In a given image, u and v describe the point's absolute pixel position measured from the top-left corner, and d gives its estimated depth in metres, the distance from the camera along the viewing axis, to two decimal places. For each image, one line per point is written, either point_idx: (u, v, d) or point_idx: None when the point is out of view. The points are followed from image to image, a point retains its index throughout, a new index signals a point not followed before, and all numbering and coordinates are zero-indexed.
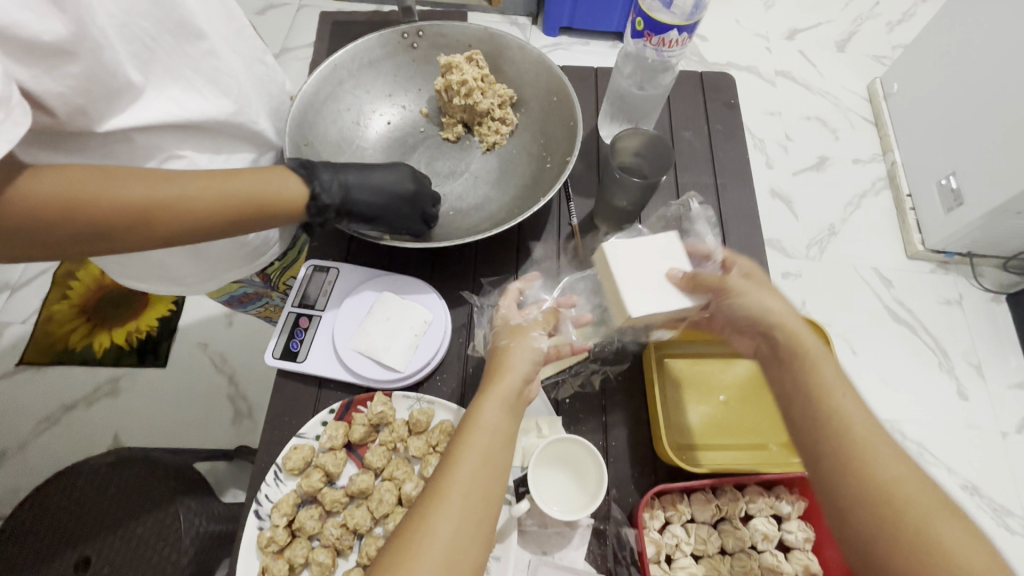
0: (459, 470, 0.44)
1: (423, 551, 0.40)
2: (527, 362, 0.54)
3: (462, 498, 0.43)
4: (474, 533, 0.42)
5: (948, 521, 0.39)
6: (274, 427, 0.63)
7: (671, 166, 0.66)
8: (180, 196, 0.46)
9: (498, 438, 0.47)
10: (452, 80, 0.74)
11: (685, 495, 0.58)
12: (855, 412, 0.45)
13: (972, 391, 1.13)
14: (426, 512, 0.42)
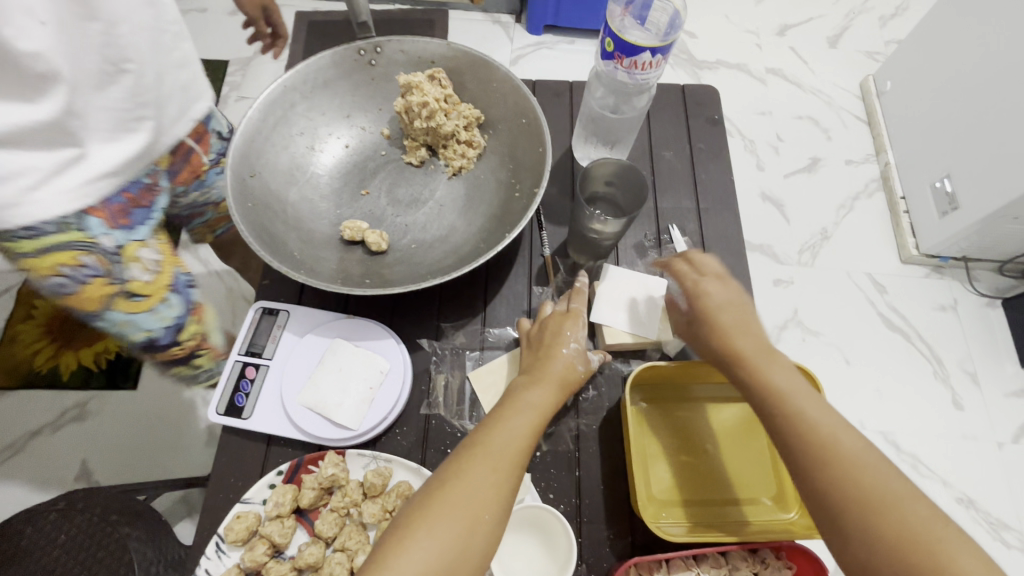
0: (507, 429, 0.49)
1: (469, 491, 0.45)
2: (575, 362, 0.56)
3: (507, 452, 0.47)
4: (514, 485, 0.47)
5: (951, 535, 0.40)
6: (216, 488, 0.57)
7: (647, 197, 0.62)
8: None
9: (544, 412, 0.51)
10: (412, 101, 0.68)
11: (662, 562, 0.53)
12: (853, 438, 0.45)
13: (967, 400, 1.09)
14: (472, 459, 0.47)
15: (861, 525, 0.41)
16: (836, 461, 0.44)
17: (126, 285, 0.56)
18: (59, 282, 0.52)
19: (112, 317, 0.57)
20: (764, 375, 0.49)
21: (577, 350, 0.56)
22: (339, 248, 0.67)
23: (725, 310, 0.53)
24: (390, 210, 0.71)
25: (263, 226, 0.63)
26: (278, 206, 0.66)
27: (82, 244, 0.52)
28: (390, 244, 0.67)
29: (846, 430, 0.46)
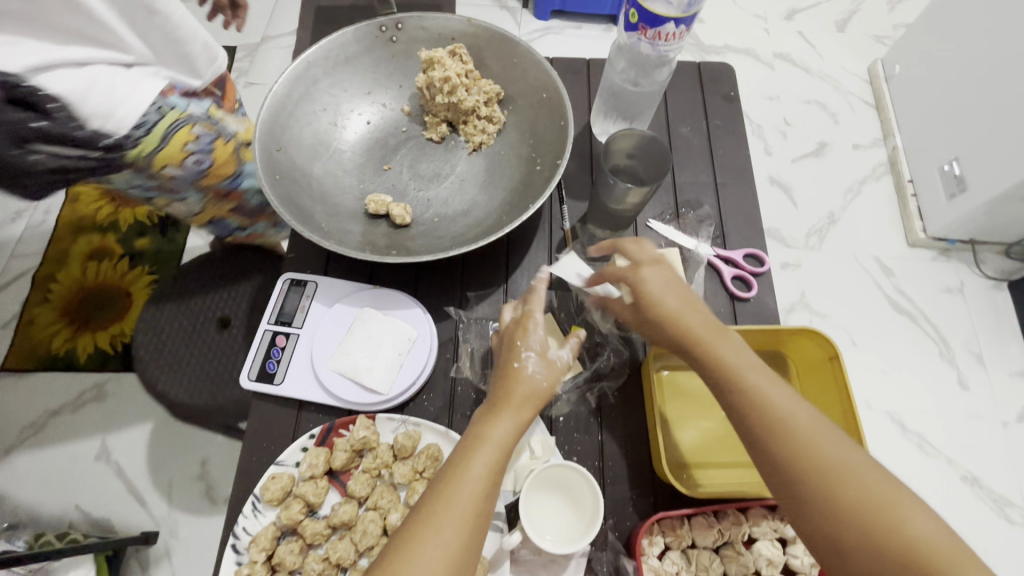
0: (463, 482, 0.45)
1: (425, 561, 0.41)
2: (539, 377, 0.52)
3: (463, 512, 0.44)
4: (476, 538, 0.44)
5: (898, 494, 0.42)
6: (250, 452, 0.59)
7: (670, 168, 0.63)
8: None
9: (504, 449, 0.48)
10: (434, 77, 0.69)
11: (685, 519, 0.55)
12: (811, 422, 0.45)
13: (972, 380, 1.10)
14: (428, 524, 0.43)
15: (826, 499, 0.42)
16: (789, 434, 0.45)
17: (234, 136, 0.72)
18: (197, 158, 0.67)
19: (247, 170, 0.75)
20: (712, 351, 0.50)
21: (540, 363, 0.52)
22: (363, 221, 0.68)
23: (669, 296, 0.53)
24: (412, 184, 0.72)
25: (290, 197, 0.64)
26: (304, 181, 0.68)
27: (183, 119, 0.64)
28: (412, 217, 0.69)
29: (800, 405, 0.47)
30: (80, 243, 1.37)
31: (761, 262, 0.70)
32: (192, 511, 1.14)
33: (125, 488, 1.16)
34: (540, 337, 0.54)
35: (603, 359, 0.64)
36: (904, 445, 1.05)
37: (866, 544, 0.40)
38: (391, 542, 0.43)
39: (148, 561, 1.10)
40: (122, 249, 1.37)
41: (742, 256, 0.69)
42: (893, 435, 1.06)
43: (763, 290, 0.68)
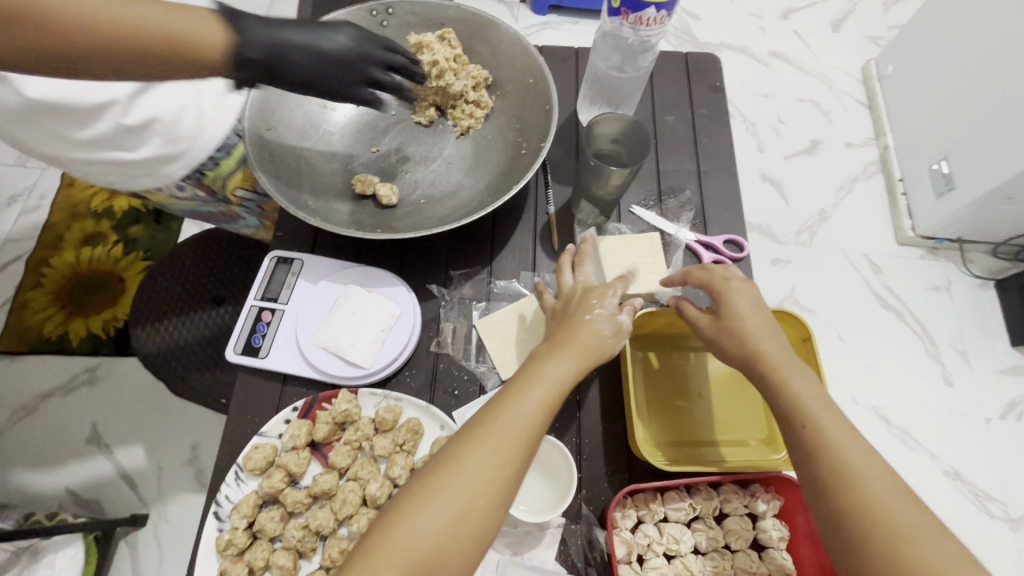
0: (516, 409, 0.45)
1: (467, 475, 0.42)
2: (605, 331, 0.51)
3: (511, 436, 0.44)
4: (522, 468, 0.44)
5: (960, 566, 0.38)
6: (234, 424, 0.60)
7: (650, 151, 0.65)
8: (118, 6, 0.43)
9: (560, 385, 0.47)
10: (422, 60, 0.70)
11: (658, 494, 0.56)
12: (879, 478, 0.42)
13: (957, 377, 1.12)
14: (474, 443, 0.43)
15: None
16: (846, 484, 0.42)
17: None
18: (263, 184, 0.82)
19: None
20: (785, 384, 0.47)
21: (608, 318, 0.52)
22: (351, 201, 0.69)
23: (761, 333, 0.50)
24: (400, 166, 0.73)
25: (278, 176, 0.66)
26: (293, 160, 0.69)
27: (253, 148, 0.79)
28: (399, 198, 0.70)
29: (871, 464, 0.43)
30: (74, 229, 1.38)
31: (741, 248, 0.71)
32: (182, 494, 1.15)
33: (116, 470, 1.17)
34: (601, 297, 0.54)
35: None
36: (888, 440, 1.06)
37: None
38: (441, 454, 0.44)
39: (137, 543, 1.11)
40: (117, 235, 1.37)
41: (722, 241, 0.70)
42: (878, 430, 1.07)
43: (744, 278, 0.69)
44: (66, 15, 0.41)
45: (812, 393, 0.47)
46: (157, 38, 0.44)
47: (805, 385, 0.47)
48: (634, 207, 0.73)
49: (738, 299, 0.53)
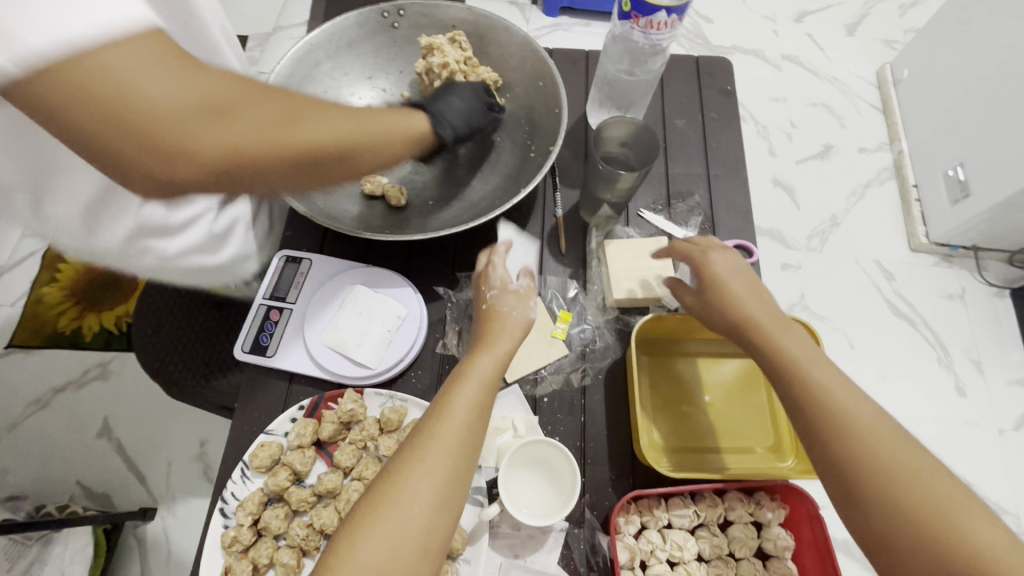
0: (450, 414, 0.47)
1: (413, 487, 0.43)
2: (510, 308, 0.58)
3: (456, 433, 0.46)
4: (464, 469, 0.46)
5: (957, 496, 0.40)
6: (242, 422, 0.61)
7: (659, 155, 0.65)
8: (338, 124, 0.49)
9: (486, 382, 0.50)
10: (433, 63, 0.71)
11: (663, 500, 0.56)
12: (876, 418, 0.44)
13: (970, 387, 1.10)
14: (413, 455, 0.44)
15: (872, 487, 0.42)
16: (844, 427, 0.44)
17: None
18: None
19: None
20: (775, 341, 0.50)
21: (506, 296, 0.60)
22: (359, 201, 0.70)
23: (736, 283, 0.54)
24: (408, 167, 0.73)
25: None
26: None
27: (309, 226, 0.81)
28: (407, 198, 0.70)
29: (831, 375, 0.47)
30: None
31: (751, 253, 0.70)
32: (189, 490, 1.16)
33: (126, 465, 1.19)
34: (501, 274, 0.62)
35: (588, 342, 0.65)
36: None
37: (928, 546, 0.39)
38: (383, 471, 0.45)
39: (146, 537, 1.12)
40: None
41: (730, 246, 0.70)
42: None
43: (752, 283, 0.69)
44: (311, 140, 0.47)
45: (798, 345, 0.49)
46: (384, 139, 0.53)
47: (788, 338, 0.50)
48: (642, 210, 0.73)
49: (732, 283, 0.54)
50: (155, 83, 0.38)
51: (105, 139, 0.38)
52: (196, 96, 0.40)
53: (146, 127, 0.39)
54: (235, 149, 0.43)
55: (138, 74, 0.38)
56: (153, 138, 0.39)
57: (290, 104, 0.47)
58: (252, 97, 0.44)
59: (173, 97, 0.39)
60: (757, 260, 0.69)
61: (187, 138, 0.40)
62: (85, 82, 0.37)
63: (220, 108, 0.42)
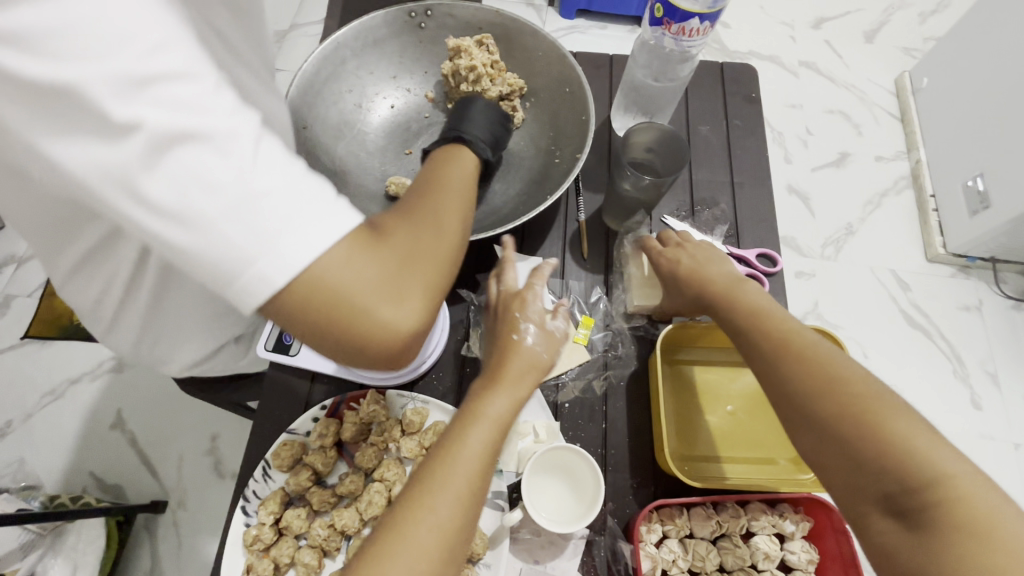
0: (460, 457, 0.44)
1: (419, 538, 0.40)
2: (539, 348, 0.53)
3: (464, 478, 0.43)
4: (472, 515, 0.43)
5: (888, 402, 0.42)
6: (264, 421, 0.61)
7: (686, 163, 0.64)
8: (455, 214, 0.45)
9: (504, 424, 0.47)
10: (460, 65, 0.71)
11: (684, 509, 0.55)
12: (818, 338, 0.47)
13: (986, 401, 1.09)
14: (419, 501, 0.42)
15: (818, 402, 0.44)
16: (790, 345, 0.47)
17: None
18: None
19: None
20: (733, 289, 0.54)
21: (540, 335, 0.54)
22: (383, 202, 0.70)
23: (687, 255, 0.60)
24: None
25: None
26: (329, 160, 0.70)
27: None
28: None
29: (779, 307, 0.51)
30: None
31: (774, 262, 0.70)
32: (199, 484, 1.17)
33: (139, 458, 1.19)
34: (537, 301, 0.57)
35: (609, 348, 0.65)
36: None
37: (856, 443, 0.41)
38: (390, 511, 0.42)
39: (156, 530, 1.13)
40: None
41: (755, 254, 0.69)
42: None
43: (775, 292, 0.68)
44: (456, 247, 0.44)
45: (760, 294, 0.53)
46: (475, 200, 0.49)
47: (757, 293, 0.53)
48: (665, 217, 0.72)
49: (683, 255, 0.60)
50: (367, 279, 0.37)
51: (348, 342, 0.38)
52: (396, 263, 0.39)
53: (384, 319, 0.38)
54: (436, 298, 0.42)
55: (361, 270, 0.37)
56: (388, 326, 0.38)
57: (439, 222, 0.43)
58: (419, 227, 0.42)
59: (388, 275, 0.38)
60: (780, 270, 0.69)
61: (397, 308, 0.38)
62: (326, 297, 0.36)
63: (410, 259, 0.40)
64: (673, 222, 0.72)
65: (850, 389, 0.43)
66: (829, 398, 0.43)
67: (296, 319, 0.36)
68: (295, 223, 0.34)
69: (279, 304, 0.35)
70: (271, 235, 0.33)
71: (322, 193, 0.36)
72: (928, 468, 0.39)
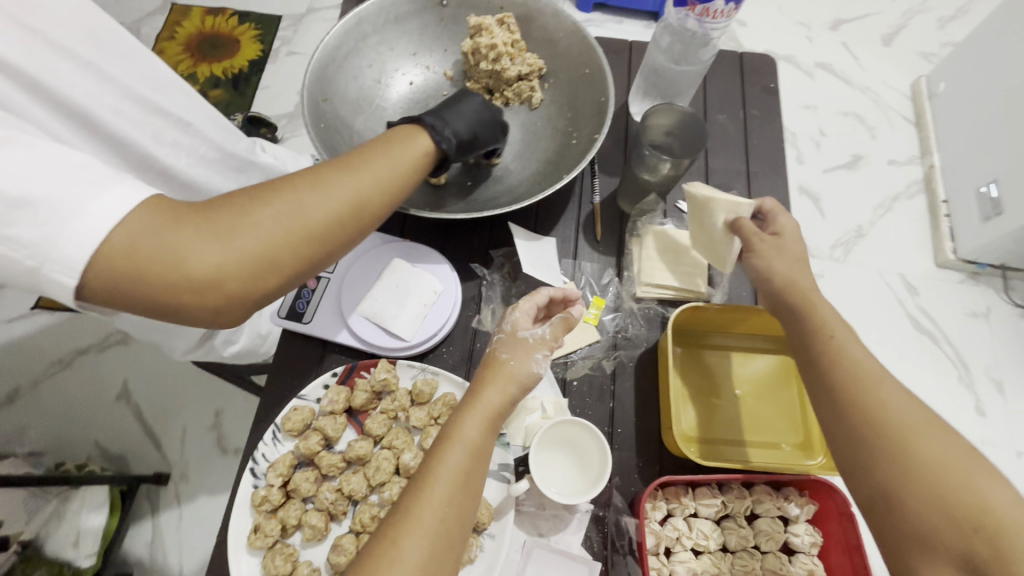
0: (430, 487, 0.42)
1: None
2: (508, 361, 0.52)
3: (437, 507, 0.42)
4: (452, 538, 0.42)
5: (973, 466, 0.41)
6: (274, 386, 0.61)
7: (704, 147, 0.65)
8: (319, 185, 0.47)
9: (471, 448, 0.45)
10: (481, 43, 0.70)
11: (690, 488, 0.56)
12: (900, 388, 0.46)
13: (990, 408, 1.08)
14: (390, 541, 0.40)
15: (887, 448, 0.43)
16: (865, 391, 0.46)
17: None
18: None
19: None
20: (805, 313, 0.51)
21: (509, 345, 0.53)
22: None
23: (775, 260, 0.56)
24: None
25: (332, 146, 0.67)
26: (346, 131, 0.71)
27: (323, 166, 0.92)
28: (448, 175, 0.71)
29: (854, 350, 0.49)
30: None
31: None
32: (202, 458, 1.18)
33: (143, 430, 1.20)
34: (517, 315, 0.55)
35: (620, 329, 0.65)
36: None
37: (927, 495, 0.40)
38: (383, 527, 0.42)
39: (158, 501, 1.14)
40: None
41: None
42: None
43: None
44: (312, 216, 0.45)
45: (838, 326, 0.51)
46: (362, 173, 0.50)
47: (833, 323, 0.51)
48: (680, 202, 0.72)
49: (783, 217, 0.59)
50: (183, 241, 0.40)
51: (169, 306, 0.40)
52: (211, 224, 0.42)
53: (183, 274, 0.40)
54: (261, 261, 0.43)
55: (165, 230, 0.40)
56: (192, 282, 0.40)
57: (289, 194, 0.45)
58: (262, 197, 0.45)
59: (200, 234, 0.41)
60: None
61: (212, 269, 0.41)
62: (131, 258, 0.39)
63: (237, 221, 0.43)
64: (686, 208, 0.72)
65: (924, 447, 0.42)
66: (911, 450, 0.42)
67: (113, 287, 0.39)
68: (59, 221, 0.37)
69: (92, 273, 0.38)
70: (47, 242, 0.37)
71: (97, 183, 0.38)
72: (1020, 538, 0.37)
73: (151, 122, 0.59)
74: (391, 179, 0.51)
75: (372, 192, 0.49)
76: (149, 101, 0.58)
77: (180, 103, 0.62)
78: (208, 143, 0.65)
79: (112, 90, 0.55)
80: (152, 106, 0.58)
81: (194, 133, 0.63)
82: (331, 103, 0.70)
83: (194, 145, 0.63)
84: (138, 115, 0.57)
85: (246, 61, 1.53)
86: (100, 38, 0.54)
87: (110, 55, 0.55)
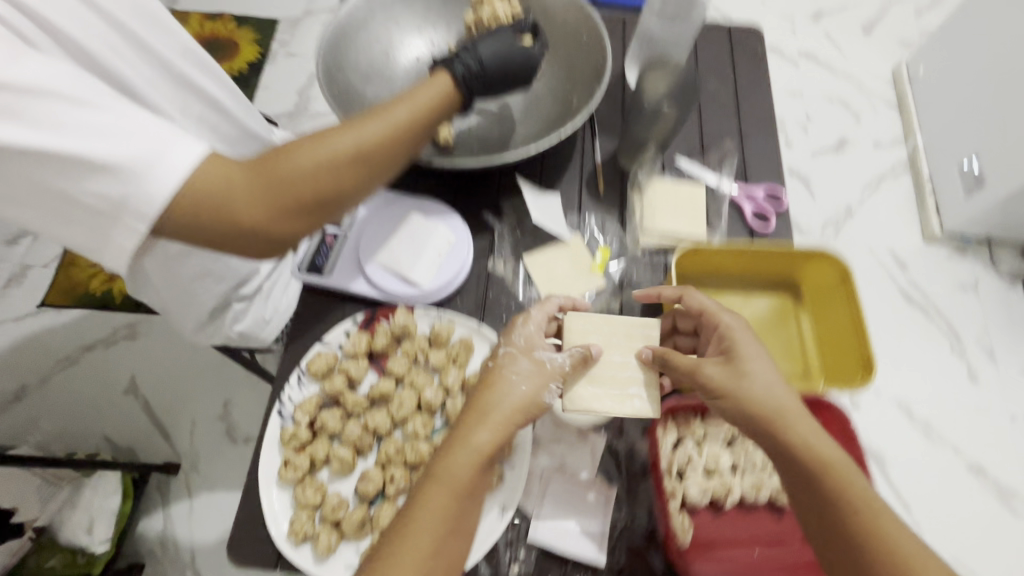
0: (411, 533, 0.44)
1: None
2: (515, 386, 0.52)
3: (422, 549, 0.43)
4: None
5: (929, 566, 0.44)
6: (295, 339, 0.63)
7: (697, 102, 0.70)
8: (347, 135, 0.51)
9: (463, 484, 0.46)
10: (483, 14, 0.74)
11: (698, 415, 0.60)
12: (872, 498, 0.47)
13: (983, 374, 1.07)
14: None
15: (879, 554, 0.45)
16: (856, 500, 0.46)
17: None
18: None
19: None
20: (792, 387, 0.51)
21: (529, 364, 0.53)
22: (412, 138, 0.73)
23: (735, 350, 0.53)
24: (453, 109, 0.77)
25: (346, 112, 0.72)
26: (358, 100, 0.74)
27: None
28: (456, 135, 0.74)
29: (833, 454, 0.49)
30: None
31: (781, 201, 0.74)
32: (210, 447, 1.19)
33: (153, 422, 1.22)
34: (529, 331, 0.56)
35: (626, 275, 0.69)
36: (909, 431, 1.02)
37: None
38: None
39: (166, 490, 1.15)
40: None
41: (762, 196, 0.74)
42: (899, 421, 1.03)
43: (780, 229, 0.72)
44: (342, 161, 0.50)
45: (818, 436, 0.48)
46: (386, 121, 0.54)
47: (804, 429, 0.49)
48: (678, 158, 0.77)
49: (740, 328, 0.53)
50: (233, 185, 0.45)
51: (221, 240, 0.46)
52: (257, 168, 0.47)
53: (237, 217, 0.45)
54: (298, 200, 0.48)
55: (218, 173, 0.45)
56: (240, 220, 0.45)
57: (323, 143, 0.50)
58: (299, 145, 0.50)
59: (248, 177, 0.46)
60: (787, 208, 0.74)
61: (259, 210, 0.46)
62: (191, 200, 0.44)
63: (280, 165, 0.48)
64: (684, 165, 0.76)
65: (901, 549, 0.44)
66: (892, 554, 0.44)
67: (178, 226, 0.45)
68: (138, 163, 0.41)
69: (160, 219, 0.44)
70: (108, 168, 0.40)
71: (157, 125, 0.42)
72: None
73: (182, 97, 0.62)
74: (410, 127, 0.55)
75: (393, 141, 0.54)
76: (184, 78, 0.61)
77: (214, 83, 0.65)
78: (232, 123, 0.66)
79: (149, 63, 0.58)
80: (182, 84, 0.61)
81: (223, 112, 0.65)
82: (343, 73, 0.74)
83: (220, 122, 0.65)
84: (169, 90, 0.60)
85: (245, 63, 1.56)
86: (149, 16, 0.57)
87: (154, 30, 0.58)
